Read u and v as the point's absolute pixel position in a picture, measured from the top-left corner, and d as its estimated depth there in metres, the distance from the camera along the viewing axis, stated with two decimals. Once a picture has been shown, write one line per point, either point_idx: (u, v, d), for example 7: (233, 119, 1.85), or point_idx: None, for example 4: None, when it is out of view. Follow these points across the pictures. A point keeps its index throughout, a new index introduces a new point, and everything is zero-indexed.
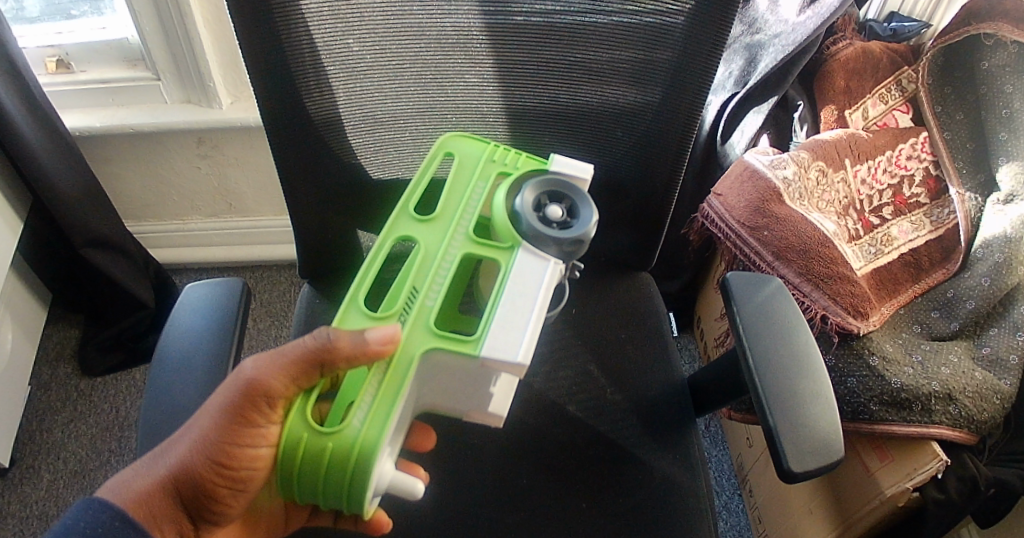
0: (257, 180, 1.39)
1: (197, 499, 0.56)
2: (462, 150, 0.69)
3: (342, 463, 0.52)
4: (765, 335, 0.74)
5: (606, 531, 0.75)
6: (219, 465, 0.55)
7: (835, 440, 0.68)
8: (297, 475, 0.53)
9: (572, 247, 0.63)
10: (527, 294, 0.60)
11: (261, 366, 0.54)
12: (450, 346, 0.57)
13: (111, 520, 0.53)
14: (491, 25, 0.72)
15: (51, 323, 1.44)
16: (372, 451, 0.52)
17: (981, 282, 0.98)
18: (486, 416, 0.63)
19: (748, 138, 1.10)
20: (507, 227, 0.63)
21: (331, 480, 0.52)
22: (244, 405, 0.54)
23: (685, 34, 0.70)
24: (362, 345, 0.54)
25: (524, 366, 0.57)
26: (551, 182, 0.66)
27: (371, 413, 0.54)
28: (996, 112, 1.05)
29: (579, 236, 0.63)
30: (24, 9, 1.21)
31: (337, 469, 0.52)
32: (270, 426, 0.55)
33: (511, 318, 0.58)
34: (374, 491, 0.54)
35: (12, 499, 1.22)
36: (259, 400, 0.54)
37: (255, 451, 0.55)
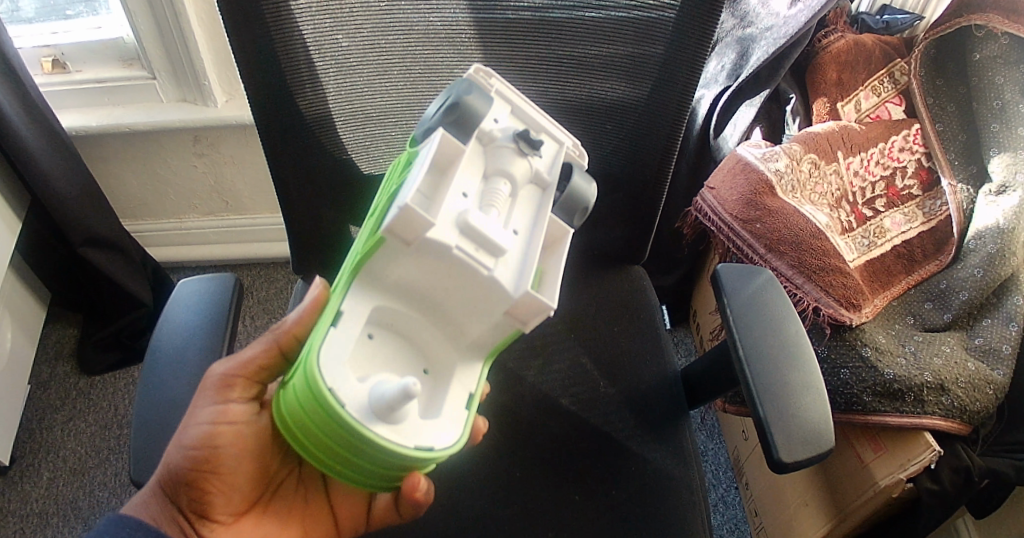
0: (254, 179, 1.40)
1: (188, 491, 0.59)
2: None
3: (308, 394, 0.51)
4: (755, 328, 0.74)
5: (598, 522, 0.75)
6: (194, 456, 0.58)
7: (825, 431, 0.68)
8: (303, 432, 0.53)
9: (451, 116, 0.56)
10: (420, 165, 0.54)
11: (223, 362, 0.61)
12: (362, 255, 0.54)
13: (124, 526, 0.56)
14: (481, 21, 0.73)
15: (49, 322, 1.45)
16: (310, 366, 0.50)
17: (973, 273, 0.98)
18: (524, 303, 0.53)
19: (741, 131, 1.09)
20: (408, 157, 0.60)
21: (310, 410, 0.51)
22: (213, 393, 0.60)
23: (674, 28, 0.71)
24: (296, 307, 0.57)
25: (410, 205, 0.50)
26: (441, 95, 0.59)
27: (310, 340, 0.53)
28: (988, 104, 1.06)
29: (449, 104, 0.56)
30: (20, 10, 1.22)
31: (309, 404, 0.51)
32: (235, 403, 0.60)
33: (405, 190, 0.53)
34: (359, 410, 0.50)
35: (12, 497, 1.23)
36: (225, 384, 0.60)
37: (219, 429, 0.59)
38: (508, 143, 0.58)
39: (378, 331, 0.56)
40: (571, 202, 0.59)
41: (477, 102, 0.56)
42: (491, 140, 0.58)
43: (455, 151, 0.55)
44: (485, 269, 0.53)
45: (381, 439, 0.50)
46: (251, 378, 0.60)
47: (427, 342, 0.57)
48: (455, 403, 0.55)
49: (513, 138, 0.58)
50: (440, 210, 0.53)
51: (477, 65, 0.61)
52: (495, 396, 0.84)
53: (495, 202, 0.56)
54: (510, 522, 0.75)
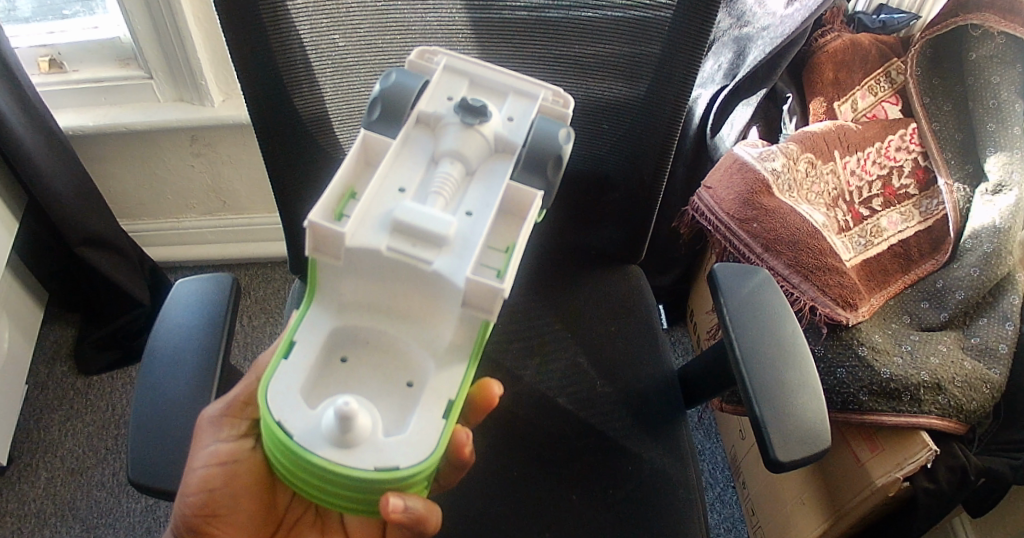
0: (251, 178, 1.40)
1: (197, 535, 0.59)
2: None
3: (266, 433, 0.52)
4: (751, 326, 0.74)
5: (594, 522, 0.75)
6: (196, 503, 0.59)
7: (822, 428, 0.69)
8: (286, 470, 0.53)
9: (378, 104, 0.58)
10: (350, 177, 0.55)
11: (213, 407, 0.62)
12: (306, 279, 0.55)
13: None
14: (477, 20, 0.73)
15: (46, 322, 1.44)
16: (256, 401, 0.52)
17: (971, 272, 0.98)
18: (469, 288, 0.52)
19: (737, 131, 1.12)
20: None
21: (275, 447, 0.52)
22: (201, 437, 0.60)
23: (670, 27, 0.71)
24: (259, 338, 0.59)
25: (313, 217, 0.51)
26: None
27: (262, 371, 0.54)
28: (984, 103, 1.07)
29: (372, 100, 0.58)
30: (17, 9, 1.22)
31: (272, 442, 0.52)
32: (225, 442, 0.60)
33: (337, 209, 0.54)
34: (312, 440, 0.50)
35: (10, 496, 1.23)
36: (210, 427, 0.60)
37: (213, 471, 0.59)
38: (452, 118, 0.58)
39: (351, 351, 0.56)
40: (539, 152, 0.57)
41: (400, 87, 0.57)
42: (437, 120, 0.59)
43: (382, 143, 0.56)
44: (425, 262, 0.52)
45: (337, 464, 0.50)
46: (240, 417, 0.61)
47: (400, 348, 0.56)
48: (425, 407, 0.53)
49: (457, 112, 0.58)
50: (374, 215, 0.54)
51: (420, 49, 0.64)
52: None
53: (441, 190, 0.55)
54: (507, 522, 0.75)
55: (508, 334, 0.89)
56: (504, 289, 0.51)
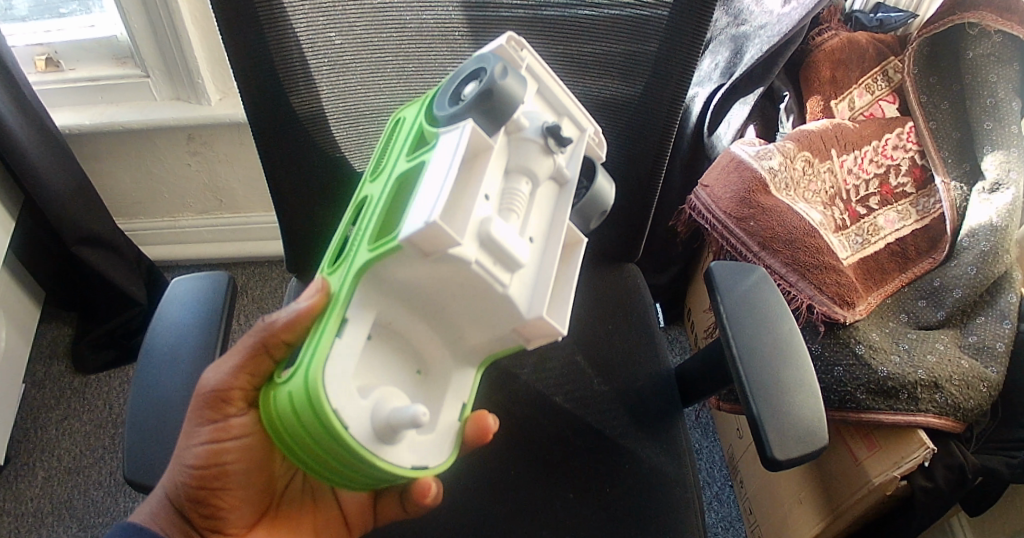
0: (247, 177, 1.40)
1: (197, 505, 0.59)
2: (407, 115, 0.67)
3: (303, 408, 0.50)
4: (748, 324, 0.74)
5: (591, 521, 0.75)
6: (202, 476, 0.57)
7: (818, 427, 0.69)
8: (294, 438, 0.53)
9: (484, 104, 0.55)
10: (442, 161, 0.53)
11: (216, 371, 0.57)
12: (377, 253, 0.52)
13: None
14: (474, 17, 0.73)
15: (43, 321, 1.44)
16: (317, 382, 0.49)
17: (967, 271, 0.98)
18: (535, 324, 0.56)
19: (734, 129, 1.10)
20: (426, 130, 0.58)
21: (303, 420, 0.51)
22: (209, 410, 0.57)
23: (667, 25, 0.71)
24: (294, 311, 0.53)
25: (438, 225, 0.49)
26: (459, 69, 0.60)
27: (313, 347, 0.51)
28: (981, 101, 1.06)
29: (484, 89, 0.55)
30: (13, 9, 1.21)
31: (306, 414, 0.50)
32: (234, 418, 0.57)
33: (427, 189, 0.51)
34: (363, 430, 0.51)
35: (7, 496, 1.23)
36: (219, 402, 0.56)
37: (224, 446, 0.57)
38: (535, 135, 0.59)
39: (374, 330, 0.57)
40: (590, 208, 0.65)
41: (516, 91, 0.56)
42: (518, 129, 0.59)
43: (484, 144, 0.55)
44: (501, 285, 0.54)
45: (381, 459, 0.52)
46: (247, 388, 0.57)
47: (422, 341, 0.60)
48: (448, 408, 0.59)
49: (542, 132, 0.59)
50: (460, 215, 0.52)
51: (510, 34, 0.60)
52: (489, 395, 0.84)
53: (514, 207, 0.57)
54: (504, 521, 0.75)
55: None
56: (563, 335, 0.57)
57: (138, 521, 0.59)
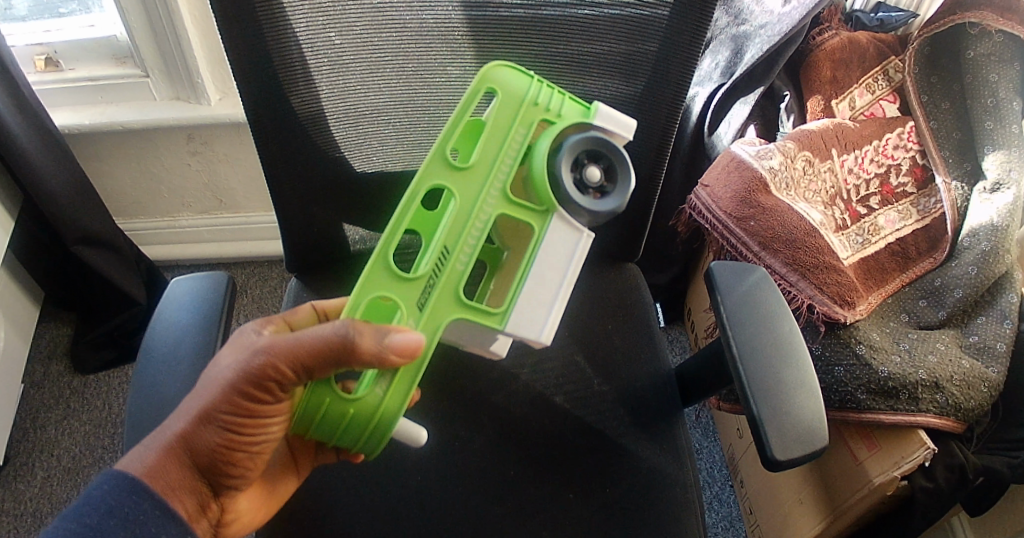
0: (247, 177, 1.40)
1: (211, 467, 0.57)
2: (506, 86, 0.58)
3: (360, 426, 0.56)
4: (749, 325, 0.73)
5: (591, 522, 0.75)
6: (228, 440, 0.56)
7: (819, 428, 0.68)
8: (317, 425, 0.57)
9: (603, 218, 0.59)
10: (555, 268, 0.59)
11: (275, 356, 0.53)
12: (476, 318, 0.58)
13: (129, 495, 0.54)
14: (473, 17, 0.72)
15: (43, 321, 1.44)
16: (391, 421, 0.56)
17: (968, 271, 0.98)
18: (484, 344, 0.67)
19: (736, 128, 1.10)
20: (545, 191, 0.58)
21: (349, 429, 0.56)
22: (254, 387, 0.54)
23: (668, 25, 0.71)
24: (385, 350, 0.52)
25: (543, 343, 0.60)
26: (596, 141, 0.58)
27: (393, 383, 0.56)
28: (982, 101, 1.06)
29: (613, 211, 0.59)
30: (13, 8, 1.21)
31: (357, 429, 0.56)
32: (276, 400, 0.56)
33: (537, 292, 0.59)
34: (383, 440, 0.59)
35: (6, 495, 1.23)
36: (268, 383, 0.54)
37: (260, 421, 0.56)
38: None
39: None
40: None
41: None
42: None
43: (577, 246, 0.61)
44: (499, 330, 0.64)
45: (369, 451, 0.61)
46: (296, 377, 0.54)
47: None
48: None
49: None
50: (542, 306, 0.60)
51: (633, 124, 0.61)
52: (489, 395, 0.84)
53: None
54: (505, 522, 0.75)
55: None
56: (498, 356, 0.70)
57: (143, 479, 0.55)
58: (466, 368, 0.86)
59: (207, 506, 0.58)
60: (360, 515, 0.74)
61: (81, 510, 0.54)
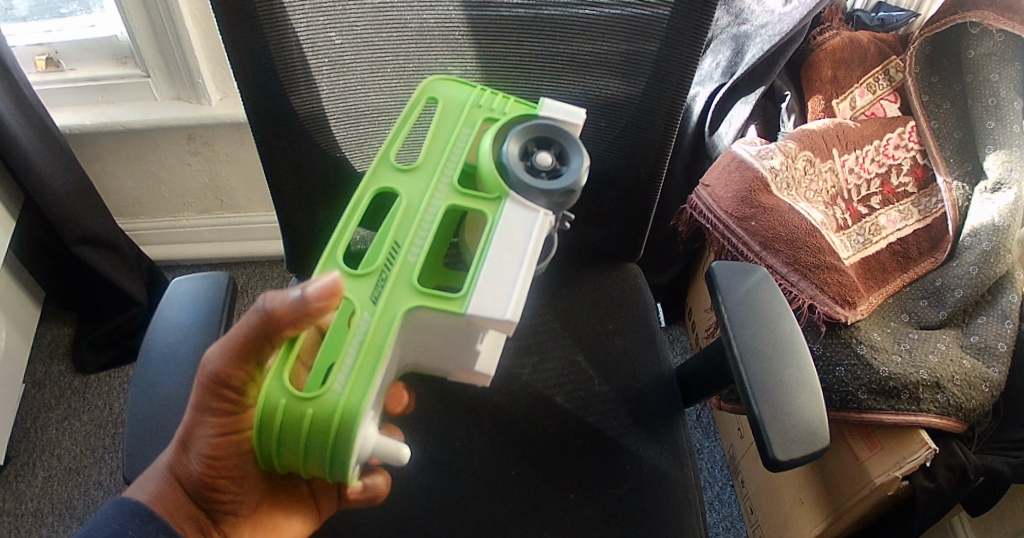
0: (247, 176, 1.40)
1: (205, 491, 0.57)
2: (446, 94, 0.63)
3: (323, 430, 0.50)
4: (749, 324, 0.73)
5: (592, 523, 0.74)
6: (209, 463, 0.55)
7: (820, 427, 0.68)
8: (277, 437, 0.51)
9: (562, 198, 0.61)
10: (513, 247, 0.58)
11: (225, 359, 0.52)
12: (435, 304, 0.55)
13: (131, 518, 0.54)
14: (474, 17, 0.72)
15: (44, 321, 1.44)
16: (356, 417, 0.50)
17: (969, 271, 0.98)
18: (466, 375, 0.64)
19: (736, 129, 1.10)
20: (495, 176, 0.59)
21: (311, 434, 0.51)
22: (212, 398, 0.53)
23: (669, 25, 0.71)
24: (301, 305, 0.50)
25: (513, 323, 0.56)
26: (541, 128, 0.62)
27: (353, 376, 0.51)
28: (983, 101, 1.06)
29: (567, 188, 0.60)
30: (13, 9, 1.21)
31: (320, 434, 0.51)
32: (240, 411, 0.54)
33: (497, 271, 0.57)
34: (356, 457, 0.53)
35: (7, 495, 1.23)
36: (223, 390, 0.53)
37: (229, 439, 0.54)
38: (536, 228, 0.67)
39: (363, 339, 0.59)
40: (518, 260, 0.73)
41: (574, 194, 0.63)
42: None
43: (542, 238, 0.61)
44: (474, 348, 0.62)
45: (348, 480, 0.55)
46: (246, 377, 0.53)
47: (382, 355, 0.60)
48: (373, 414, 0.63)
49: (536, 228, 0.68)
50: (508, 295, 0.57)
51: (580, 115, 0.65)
52: (490, 395, 0.84)
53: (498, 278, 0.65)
54: (505, 522, 0.75)
55: None
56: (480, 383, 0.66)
57: (144, 506, 0.55)
58: None
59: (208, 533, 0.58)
60: (361, 515, 0.74)
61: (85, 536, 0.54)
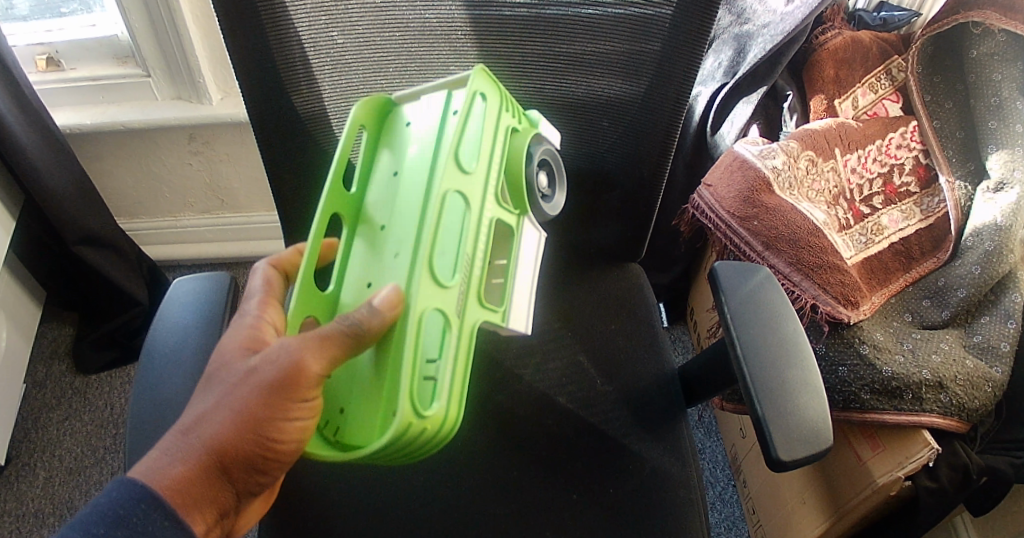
0: (248, 176, 1.40)
1: (234, 472, 0.57)
2: (490, 95, 0.63)
3: (432, 438, 0.57)
4: (752, 324, 0.73)
5: (594, 523, 0.74)
6: (261, 443, 0.56)
7: (824, 428, 0.68)
8: (387, 448, 0.56)
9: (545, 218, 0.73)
10: (528, 262, 0.69)
11: (317, 355, 0.56)
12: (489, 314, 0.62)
13: (138, 503, 0.53)
14: (476, 18, 0.72)
15: (45, 321, 1.44)
16: (458, 425, 0.58)
17: (971, 271, 0.98)
18: None
19: (738, 129, 1.10)
20: (522, 192, 0.67)
21: (418, 442, 0.56)
22: (286, 387, 0.56)
23: (672, 24, 0.70)
24: (381, 315, 0.56)
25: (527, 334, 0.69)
26: (548, 152, 0.70)
27: (454, 390, 0.57)
28: (985, 100, 1.06)
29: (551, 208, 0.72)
30: (14, 8, 1.20)
31: (427, 440, 0.57)
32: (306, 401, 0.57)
33: (521, 282, 0.68)
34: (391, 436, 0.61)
35: (7, 496, 1.22)
36: (301, 382, 0.56)
37: (289, 426, 0.57)
38: None
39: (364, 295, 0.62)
40: None
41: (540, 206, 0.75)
42: None
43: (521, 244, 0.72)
44: None
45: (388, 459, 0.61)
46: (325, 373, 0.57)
47: None
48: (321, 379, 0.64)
49: None
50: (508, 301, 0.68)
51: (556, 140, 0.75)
52: (492, 395, 0.84)
53: None
54: (507, 522, 0.74)
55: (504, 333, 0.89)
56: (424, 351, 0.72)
57: (163, 493, 0.54)
58: (469, 368, 0.86)
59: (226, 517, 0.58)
60: (362, 515, 0.74)
61: (91, 515, 0.53)
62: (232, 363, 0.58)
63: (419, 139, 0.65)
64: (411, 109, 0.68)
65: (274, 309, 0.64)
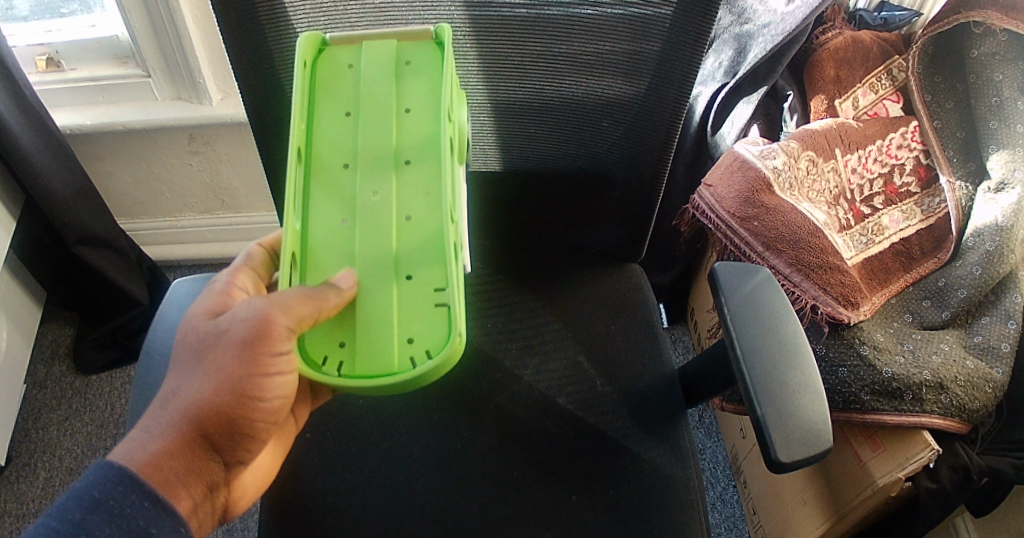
0: (249, 177, 1.40)
1: (217, 440, 0.57)
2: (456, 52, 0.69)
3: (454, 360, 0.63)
4: (752, 327, 0.73)
5: (593, 525, 0.74)
6: (241, 402, 0.57)
7: (824, 430, 0.68)
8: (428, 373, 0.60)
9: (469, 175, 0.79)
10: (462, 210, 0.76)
11: (283, 311, 0.57)
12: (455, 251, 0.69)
13: (115, 486, 0.53)
14: (475, 17, 0.72)
15: (46, 322, 1.44)
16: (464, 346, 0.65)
17: (972, 271, 0.97)
18: None
19: (738, 129, 1.10)
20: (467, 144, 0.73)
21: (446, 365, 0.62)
22: (259, 342, 0.56)
23: (672, 24, 0.70)
24: (344, 295, 0.60)
25: None
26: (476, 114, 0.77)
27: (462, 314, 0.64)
28: (986, 100, 1.05)
29: None
30: (14, 9, 1.20)
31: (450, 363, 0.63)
32: (282, 354, 0.58)
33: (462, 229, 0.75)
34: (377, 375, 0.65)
35: (8, 496, 1.23)
36: (272, 336, 0.57)
37: (269, 381, 0.58)
38: None
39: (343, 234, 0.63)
40: None
41: None
42: None
43: None
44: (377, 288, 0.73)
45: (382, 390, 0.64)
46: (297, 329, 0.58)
47: None
48: None
49: None
50: None
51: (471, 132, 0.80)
52: (491, 396, 0.83)
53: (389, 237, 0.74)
54: (505, 523, 0.74)
55: (503, 332, 0.89)
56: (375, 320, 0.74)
57: (140, 472, 0.54)
58: (468, 368, 0.86)
59: (216, 487, 0.58)
60: (360, 514, 0.74)
61: (70, 499, 0.54)
62: (201, 325, 0.59)
63: (379, 81, 0.66)
64: (348, 52, 0.67)
65: (246, 275, 0.65)
